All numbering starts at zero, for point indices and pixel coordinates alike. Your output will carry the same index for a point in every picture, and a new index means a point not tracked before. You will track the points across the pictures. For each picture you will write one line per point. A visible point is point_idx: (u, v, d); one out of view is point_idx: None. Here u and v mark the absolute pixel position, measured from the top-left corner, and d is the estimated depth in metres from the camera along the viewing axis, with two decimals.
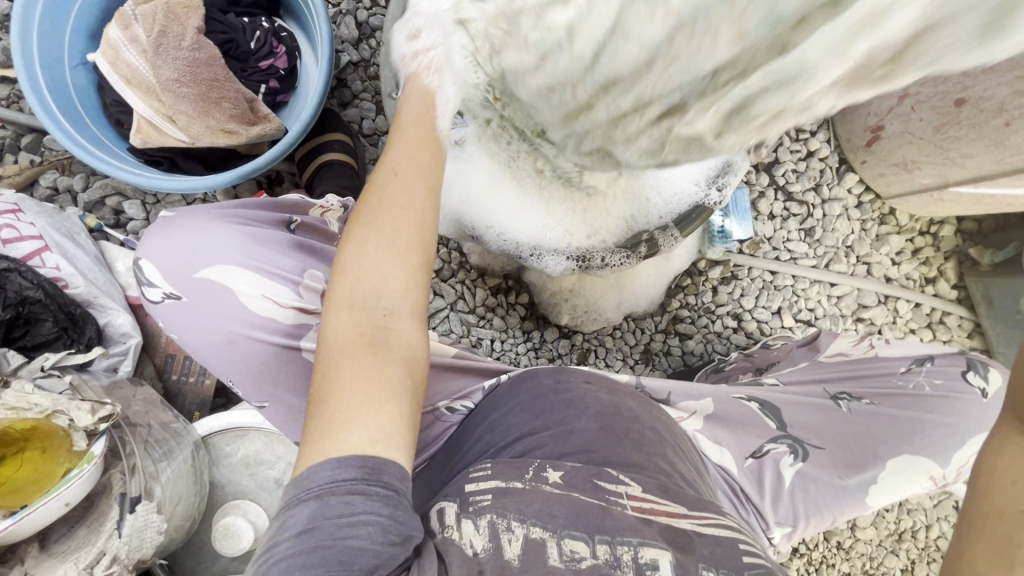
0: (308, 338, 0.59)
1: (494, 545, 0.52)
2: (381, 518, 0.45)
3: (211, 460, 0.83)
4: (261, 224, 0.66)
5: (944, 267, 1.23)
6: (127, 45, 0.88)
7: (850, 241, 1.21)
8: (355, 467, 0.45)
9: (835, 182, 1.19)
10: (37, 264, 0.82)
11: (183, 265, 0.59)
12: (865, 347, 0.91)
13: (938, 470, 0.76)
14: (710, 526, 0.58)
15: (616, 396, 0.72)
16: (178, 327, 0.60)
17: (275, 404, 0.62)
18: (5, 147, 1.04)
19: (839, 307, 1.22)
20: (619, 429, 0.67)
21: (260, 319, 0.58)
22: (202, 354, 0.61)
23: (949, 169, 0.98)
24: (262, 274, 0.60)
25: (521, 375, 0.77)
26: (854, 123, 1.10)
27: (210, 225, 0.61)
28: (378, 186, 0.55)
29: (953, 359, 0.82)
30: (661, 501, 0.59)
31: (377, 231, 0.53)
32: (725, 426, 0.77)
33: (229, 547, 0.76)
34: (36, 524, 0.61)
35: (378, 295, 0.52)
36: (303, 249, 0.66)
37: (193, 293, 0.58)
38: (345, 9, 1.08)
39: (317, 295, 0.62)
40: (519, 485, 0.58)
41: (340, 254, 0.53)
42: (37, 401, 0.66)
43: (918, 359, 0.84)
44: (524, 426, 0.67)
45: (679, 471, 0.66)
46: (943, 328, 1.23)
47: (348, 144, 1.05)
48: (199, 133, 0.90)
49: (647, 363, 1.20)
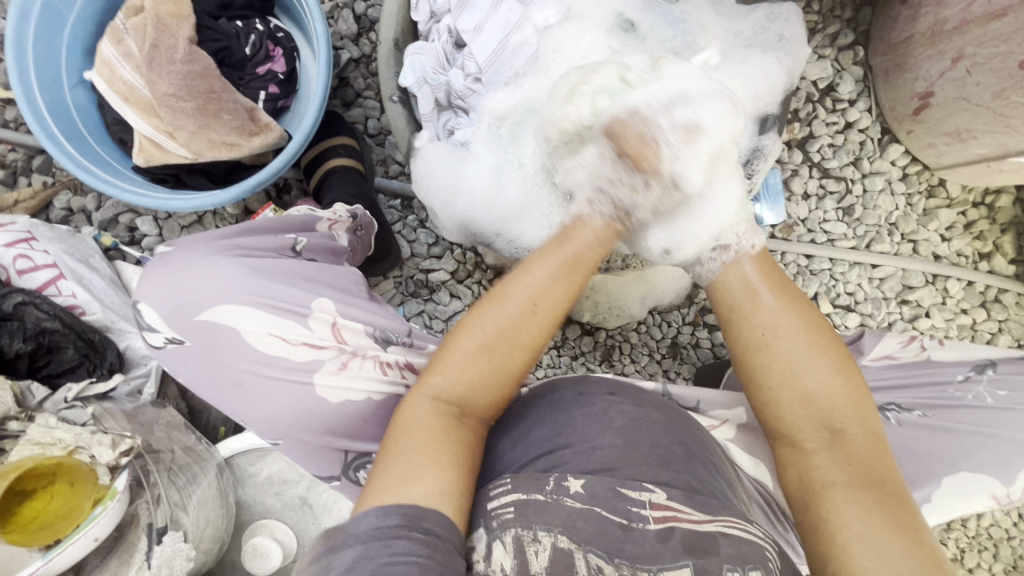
0: (320, 372, 0.57)
1: (519, 561, 0.52)
2: (420, 557, 0.46)
3: (236, 481, 0.83)
4: (262, 253, 0.63)
5: (1000, 241, 1.17)
6: (121, 61, 0.85)
7: (894, 217, 1.15)
8: (396, 516, 0.48)
9: (877, 155, 1.13)
10: (53, 292, 0.83)
11: (183, 305, 0.56)
12: (916, 350, 0.76)
13: (1002, 489, 0.70)
14: (735, 530, 0.57)
15: (640, 409, 0.69)
16: (185, 370, 0.58)
17: (292, 442, 0.58)
18: (18, 170, 1.04)
19: (882, 290, 1.16)
20: (646, 447, 0.63)
21: (269, 359, 0.56)
22: (212, 393, 0.58)
23: (1011, 137, 0.90)
24: (267, 309, 0.56)
25: (543, 388, 0.76)
26: (900, 90, 1.03)
27: (207, 259, 0.57)
28: (508, 312, 0.59)
29: (1016, 367, 0.73)
30: (687, 511, 0.58)
31: (485, 358, 0.59)
32: (759, 435, 0.74)
33: (260, 567, 0.77)
34: (68, 561, 0.61)
35: (464, 401, 0.58)
36: (308, 275, 0.61)
37: (196, 336, 0.56)
38: (343, 3, 1.03)
39: (328, 326, 0.58)
40: (541, 499, 0.55)
41: (442, 354, 0.60)
42: (60, 436, 0.68)
43: (978, 364, 0.74)
44: (547, 442, 0.64)
45: (714, 489, 0.63)
46: (998, 307, 1.18)
47: (354, 148, 1.01)
48: (201, 148, 0.87)
49: (675, 357, 1.15)
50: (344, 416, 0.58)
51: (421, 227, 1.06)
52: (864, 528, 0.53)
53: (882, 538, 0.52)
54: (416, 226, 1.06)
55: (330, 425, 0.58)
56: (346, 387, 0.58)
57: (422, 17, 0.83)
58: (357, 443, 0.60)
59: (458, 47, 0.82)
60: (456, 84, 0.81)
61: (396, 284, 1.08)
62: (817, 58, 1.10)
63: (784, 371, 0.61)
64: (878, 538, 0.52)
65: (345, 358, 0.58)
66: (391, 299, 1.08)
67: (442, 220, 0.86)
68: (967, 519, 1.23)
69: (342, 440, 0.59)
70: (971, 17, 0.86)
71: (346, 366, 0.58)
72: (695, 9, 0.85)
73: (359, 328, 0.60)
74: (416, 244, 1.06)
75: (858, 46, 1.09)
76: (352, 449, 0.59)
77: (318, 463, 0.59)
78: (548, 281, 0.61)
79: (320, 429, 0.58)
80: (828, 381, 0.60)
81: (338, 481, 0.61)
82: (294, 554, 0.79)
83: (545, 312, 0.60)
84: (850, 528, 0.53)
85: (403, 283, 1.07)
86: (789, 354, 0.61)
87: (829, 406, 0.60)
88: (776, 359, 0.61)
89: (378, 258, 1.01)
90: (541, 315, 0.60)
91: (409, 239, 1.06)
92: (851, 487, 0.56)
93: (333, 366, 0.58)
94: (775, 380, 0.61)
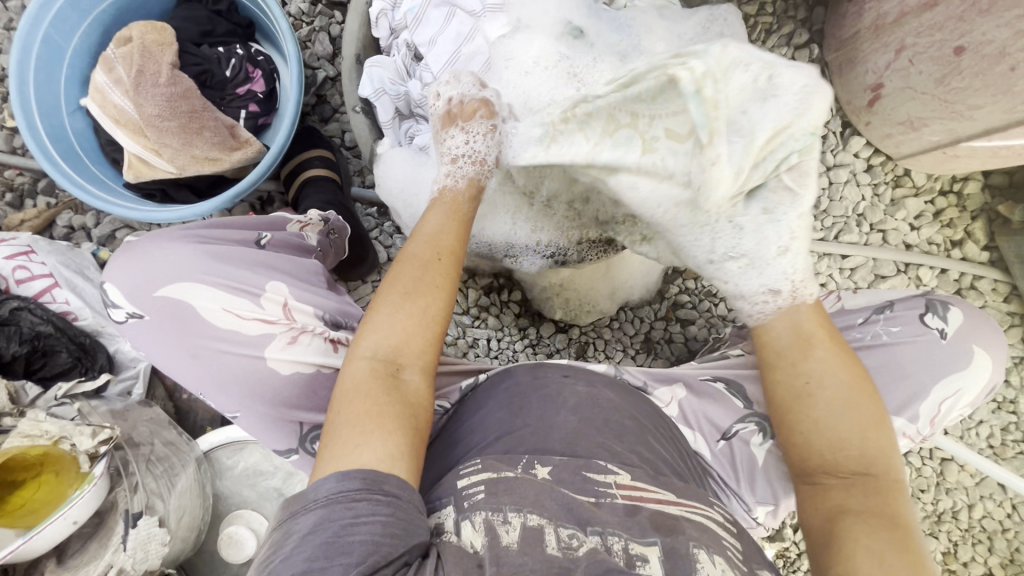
0: (272, 346, 0.62)
1: (491, 538, 0.52)
2: (383, 517, 0.50)
3: (215, 474, 0.87)
4: (225, 241, 0.68)
5: (971, 227, 1.17)
6: (111, 87, 0.93)
7: (860, 208, 1.16)
8: (357, 480, 0.51)
9: (840, 147, 1.15)
10: (48, 300, 0.89)
11: (143, 283, 0.61)
12: (832, 300, 0.92)
13: (902, 422, 0.81)
14: (697, 514, 0.60)
15: (593, 388, 0.74)
16: (142, 345, 0.62)
17: (248, 414, 0.62)
18: (25, 193, 1.12)
19: (854, 280, 1.17)
20: (599, 422, 0.69)
21: (224, 333, 0.61)
22: (173, 368, 0.62)
23: (959, 123, 0.92)
24: (223, 288, 0.62)
25: (500, 375, 0.79)
26: (854, 83, 1.06)
27: (170, 245, 0.63)
28: (417, 268, 0.65)
29: (912, 303, 0.85)
30: (651, 489, 0.61)
31: (406, 313, 0.62)
32: (699, 410, 0.84)
33: (235, 554, 0.82)
34: (49, 541, 0.66)
35: (398, 360, 0.61)
36: (265, 262, 0.67)
37: (155, 311, 0.60)
38: (319, 27, 1.10)
39: (280, 306, 0.64)
40: (511, 475, 0.59)
41: (369, 318, 0.63)
42: (47, 428, 0.72)
43: (878, 308, 0.86)
44: (505, 424, 0.68)
45: (664, 460, 0.69)
46: (974, 294, 1.18)
47: (330, 159, 1.07)
48: (185, 163, 0.94)
49: (649, 352, 1.17)
50: (297, 387, 0.63)
51: (398, 232, 1.12)
52: (878, 562, 0.53)
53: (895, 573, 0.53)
54: (393, 232, 1.12)
55: (286, 398, 0.63)
56: (296, 359, 0.62)
57: (383, 33, 0.90)
58: (312, 415, 0.64)
59: (416, 59, 0.88)
60: (415, 93, 0.86)
61: (375, 288, 1.12)
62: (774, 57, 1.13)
63: (822, 416, 0.62)
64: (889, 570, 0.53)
65: (295, 332, 0.63)
66: (370, 301, 1.12)
67: (405, 219, 0.91)
68: (958, 511, 1.21)
69: (297, 412, 0.63)
70: (908, 10, 0.89)
71: (296, 339, 0.63)
72: (639, 14, 0.89)
73: (310, 311, 0.66)
74: (393, 249, 1.12)
75: (814, 44, 1.12)
76: (307, 421, 0.64)
77: (275, 435, 0.64)
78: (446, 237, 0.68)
79: (275, 401, 0.62)
80: (862, 431, 0.61)
81: (296, 455, 0.65)
82: None
83: (446, 262, 0.66)
84: (863, 561, 0.54)
85: (382, 286, 1.12)
86: (828, 402, 0.62)
87: (860, 453, 0.61)
88: (815, 408, 0.62)
89: (354, 263, 1.05)
90: (444, 263, 0.66)
91: (385, 244, 1.12)
92: (864, 520, 0.57)
93: (283, 340, 0.62)
94: (811, 423, 0.62)
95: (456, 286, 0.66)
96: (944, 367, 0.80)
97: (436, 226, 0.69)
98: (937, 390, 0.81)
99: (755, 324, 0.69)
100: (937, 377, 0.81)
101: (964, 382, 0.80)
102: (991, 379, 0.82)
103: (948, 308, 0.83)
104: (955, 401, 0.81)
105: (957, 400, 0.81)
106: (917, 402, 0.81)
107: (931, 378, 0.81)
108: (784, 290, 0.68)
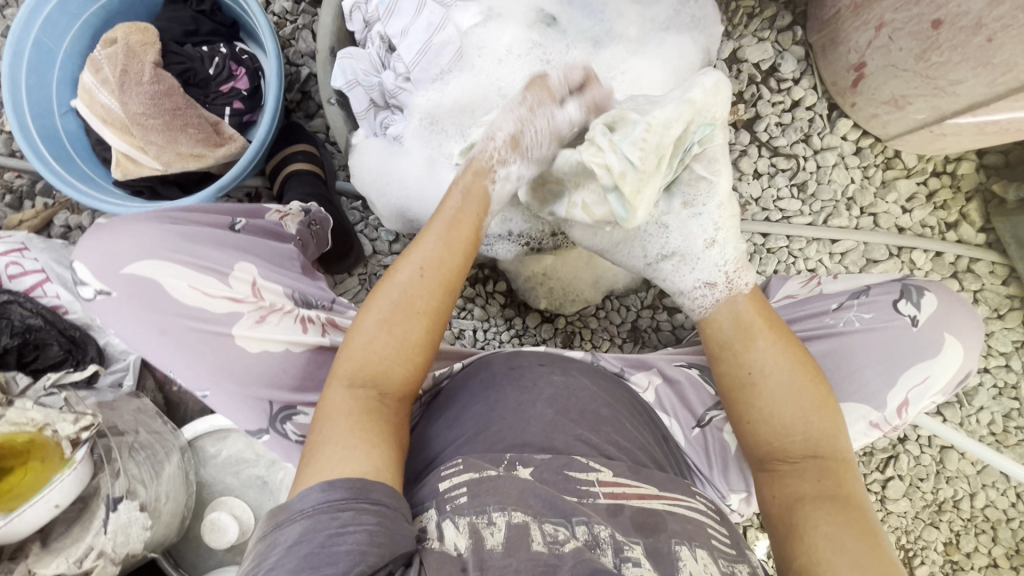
0: (239, 324, 0.63)
1: (475, 540, 0.52)
2: (370, 525, 0.50)
3: (199, 462, 0.89)
4: (195, 222, 0.70)
5: (966, 209, 1.14)
6: (99, 87, 0.96)
7: (850, 191, 1.14)
8: (342, 489, 0.51)
9: (827, 130, 1.13)
10: (40, 294, 0.92)
11: (109, 262, 0.62)
12: (811, 287, 0.93)
13: (876, 414, 0.82)
14: (679, 508, 0.62)
15: (569, 375, 0.73)
16: (112, 322, 0.64)
17: (218, 391, 0.64)
18: (24, 194, 1.16)
19: (844, 265, 1.16)
20: (575, 412, 0.69)
21: (190, 310, 0.62)
22: (144, 345, 0.64)
23: (942, 100, 0.91)
24: (190, 266, 0.63)
25: (476, 365, 0.78)
26: (837, 63, 1.04)
27: (137, 223, 0.64)
28: (400, 287, 0.61)
29: (887, 288, 0.86)
30: (631, 483, 0.63)
31: (388, 335, 0.60)
32: (674, 397, 0.85)
33: (217, 541, 0.84)
34: (29, 524, 0.68)
35: (381, 378, 0.60)
36: (236, 244, 0.69)
37: (122, 289, 0.62)
38: (302, 25, 1.11)
39: (247, 284, 0.66)
40: (493, 475, 0.58)
41: (351, 337, 0.61)
42: (32, 416, 0.74)
43: (854, 293, 0.87)
44: (484, 419, 0.68)
45: (642, 447, 0.70)
46: (971, 277, 1.15)
47: (313, 154, 1.09)
48: (170, 159, 0.97)
49: (636, 341, 1.17)
50: (267, 372, 0.64)
51: (382, 226, 1.13)
52: (832, 533, 0.61)
53: (848, 542, 0.60)
54: (377, 225, 1.13)
55: (253, 374, 0.64)
56: (264, 337, 0.64)
57: (357, 26, 0.91)
58: (280, 392, 0.65)
59: (391, 51, 0.89)
60: (388, 84, 0.88)
61: (361, 281, 1.13)
62: (757, 41, 1.12)
63: (769, 402, 0.69)
64: (843, 541, 0.60)
65: (264, 312, 0.65)
66: (356, 294, 1.13)
67: (381, 208, 0.92)
68: (959, 500, 1.18)
69: (264, 389, 0.64)
70: None
71: (264, 319, 0.64)
72: None
73: (279, 290, 0.68)
74: (378, 242, 1.13)
75: (797, 27, 1.11)
76: (275, 399, 0.65)
77: (243, 414, 0.65)
78: (434, 252, 0.62)
79: (242, 378, 0.64)
80: (805, 414, 0.68)
81: (267, 435, 0.66)
82: (252, 530, 0.85)
83: (432, 280, 0.61)
84: (820, 534, 0.61)
85: (368, 279, 1.13)
86: (770, 389, 0.69)
87: (806, 435, 0.68)
88: (761, 397, 0.69)
89: (339, 257, 1.07)
90: (429, 282, 0.61)
91: (370, 237, 1.13)
92: (818, 500, 0.64)
93: (250, 320, 0.64)
94: (758, 411, 0.70)
95: (443, 306, 0.62)
96: (914, 353, 0.81)
97: (422, 238, 0.63)
98: (907, 379, 0.81)
99: (702, 316, 0.75)
100: (907, 366, 0.81)
101: (930, 369, 0.81)
102: (964, 367, 0.83)
103: (922, 294, 0.84)
104: (923, 390, 0.82)
105: (926, 388, 0.82)
106: (885, 391, 0.82)
107: (898, 366, 0.81)
108: (718, 282, 0.74)
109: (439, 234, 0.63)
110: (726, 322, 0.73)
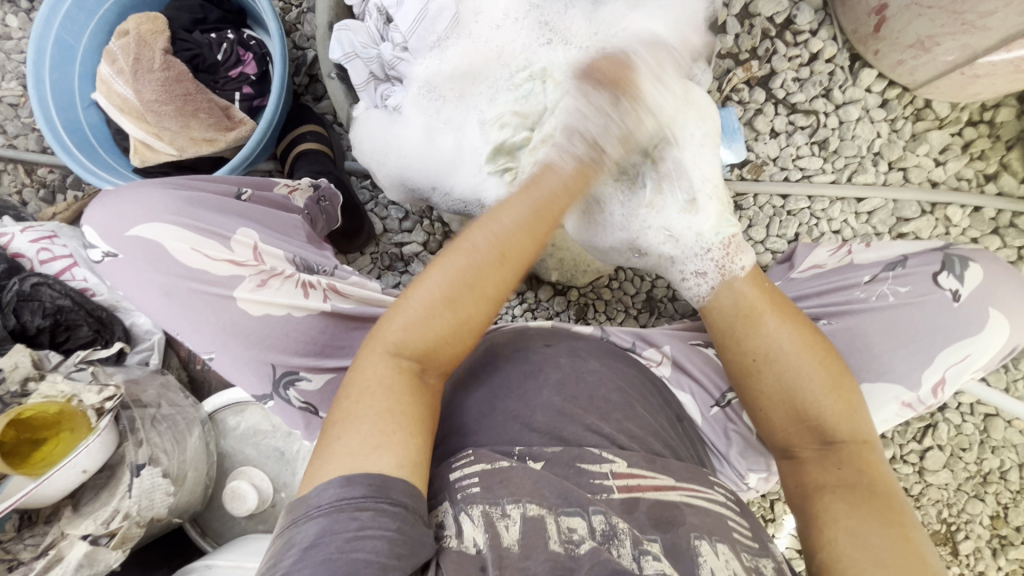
0: (240, 288, 0.65)
1: (492, 536, 0.48)
2: (389, 533, 0.45)
3: (220, 434, 0.94)
4: (199, 189, 0.71)
5: (1007, 158, 1.06)
6: (115, 78, 1.00)
7: (876, 146, 1.08)
8: (362, 486, 0.46)
9: (849, 83, 1.07)
10: (68, 278, 0.96)
11: (116, 226, 0.64)
12: (841, 254, 0.86)
13: (908, 395, 0.76)
14: (698, 500, 0.57)
15: (577, 359, 0.67)
16: (119, 283, 0.66)
17: (224, 352, 0.65)
18: (56, 189, 1.22)
19: (872, 225, 1.09)
20: (584, 399, 0.63)
21: (191, 271, 0.64)
22: (149, 309, 0.65)
23: (972, 36, 0.86)
24: (191, 230, 0.65)
25: (481, 349, 0.73)
26: (856, 9, 0.99)
27: (143, 190, 0.67)
28: (478, 262, 0.56)
29: (928, 258, 0.79)
30: (648, 474, 0.57)
31: (450, 308, 0.55)
32: (691, 374, 0.81)
33: (237, 508, 0.85)
34: (59, 488, 0.71)
35: (423, 355, 0.55)
36: (238, 212, 0.71)
37: (128, 251, 0.64)
38: (307, 8, 1.13)
39: (249, 249, 0.68)
40: (506, 466, 0.54)
41: (402, 299, 0.56)
42: (63, 388, 0.77)
43: (890, 264, 0.81)
44: (490, 410, 0.62)
45: (656, 435, 0.64)
46: (1014, 231, 1.07)
47: (321, 134, 1.10)
48: (184, 144, 0.99)
49: (651, 311, 1.14)
50: (272, 335, 0.66)
51: (391, 203, 1.13)
52: (855, 527, 0.56)
53: (872, 537, 0.55)
54: (387, 204, 1.13)
55: (257, 336, 0.65)
56: (266, 301, 0.65)
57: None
58: (282, 356, 0.66)
59: (389, 24, 0.90)
60: (387, 55, 0.88)
61: (373, 260, 1.14)
62: None
63: (778, 389, 0.63)
64: (869, 535, 0.55)
65: (265, 276, 0.67)
66: (369, 273, 1.14)
67: (382, 180, 0.94)
68: (1007, 471, 1.10)
69: (267, 353, 0.65)
70: None
71: (266, 283, 0.66)
72: None
73: (280, 255, 0.70)
74: (388, 220, 1.13)
75: None
76: (278, 362, 0.66)
77: (248, 379, 0.66)
78: (519, 234, 0.58)
79: (246, 341, 0.65)
80: (818, 395, 0.62)
81: (272, 400, 0.67)
82: (271, 499, 0.88)
83: (512, 263, 0.57)
84: (843, 530, 0.57)
85: (379, 258, 1.14)
86: (780, 370, 0.63)
87: (820, 420, 0.62)
88: (767, 383, 0.64)
89: (350, 236, 1.07)
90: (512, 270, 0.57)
91: (380, 215, 1.13)
92: (841, 490, 0.60)
93: (253, 283, 0.66)
94: (772, 392, 0.64)
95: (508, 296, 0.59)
96: (951, 331, 0.75)
97: (508, 215, 0.58)
98: (945, 358, 0.75)
99: (703, 303, 0.70)
100: (943, 345, 0.75)
101: (975, 347, 0.75)
102: (1009, 343, 0.76)
103: (966, 264, 0.77)
104: (963, 367, 0.76)
105: (965, 368, 0.76)
106: (919, 369, 0.76)
107: (935, 343, 0.76)
108: (710, 270, 0.71)
109: (527, 214, 0.59)
110: (726, 301, 0.67)
